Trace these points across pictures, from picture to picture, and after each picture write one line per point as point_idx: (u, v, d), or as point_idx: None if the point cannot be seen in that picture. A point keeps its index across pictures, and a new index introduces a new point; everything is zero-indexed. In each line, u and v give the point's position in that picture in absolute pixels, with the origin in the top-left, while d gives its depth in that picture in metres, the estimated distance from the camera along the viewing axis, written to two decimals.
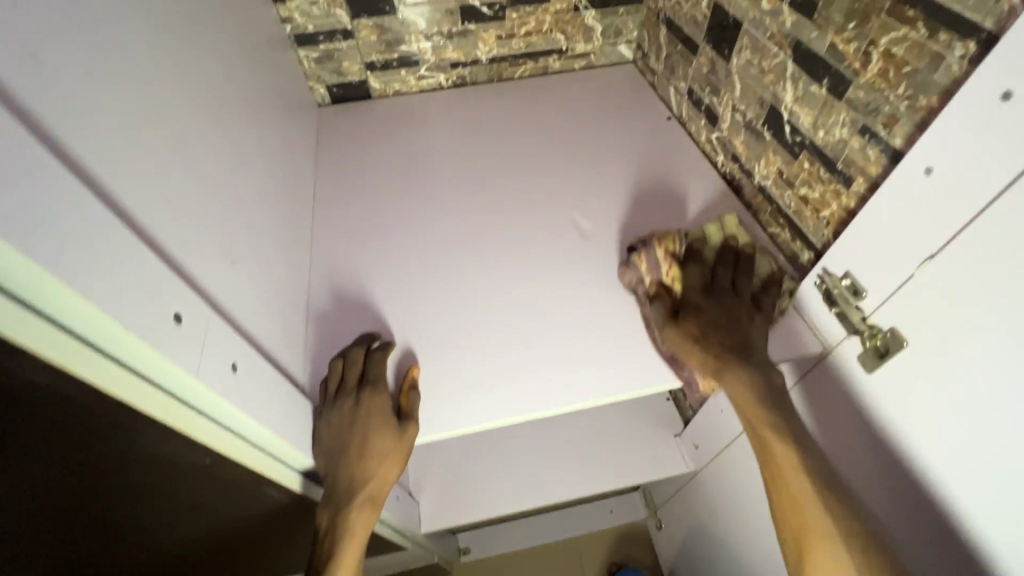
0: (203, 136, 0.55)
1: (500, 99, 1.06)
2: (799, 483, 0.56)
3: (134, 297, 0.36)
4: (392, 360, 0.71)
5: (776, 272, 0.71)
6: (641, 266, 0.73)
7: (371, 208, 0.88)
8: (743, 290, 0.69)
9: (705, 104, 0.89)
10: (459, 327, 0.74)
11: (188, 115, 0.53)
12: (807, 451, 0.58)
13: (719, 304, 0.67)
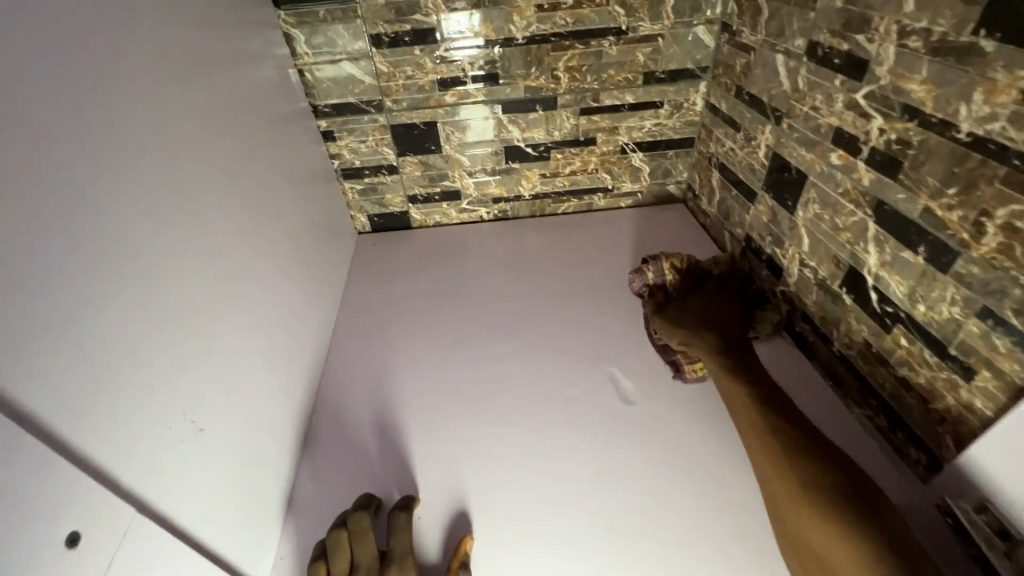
0: (217, 283, 0.50)
1: (541, 235, 1.02)
2: (777, 448, 0.55)
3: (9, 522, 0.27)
4: (428, 534, 0.58)
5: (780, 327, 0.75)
6: (647, 274, 0.81)
7: (391, 344, 0.80)
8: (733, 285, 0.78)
9: (766, 254, 0.80)
10: (468, 508, 0.60)
11: (207, 264, 0.49)
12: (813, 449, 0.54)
13: (709, 312, 0.72)
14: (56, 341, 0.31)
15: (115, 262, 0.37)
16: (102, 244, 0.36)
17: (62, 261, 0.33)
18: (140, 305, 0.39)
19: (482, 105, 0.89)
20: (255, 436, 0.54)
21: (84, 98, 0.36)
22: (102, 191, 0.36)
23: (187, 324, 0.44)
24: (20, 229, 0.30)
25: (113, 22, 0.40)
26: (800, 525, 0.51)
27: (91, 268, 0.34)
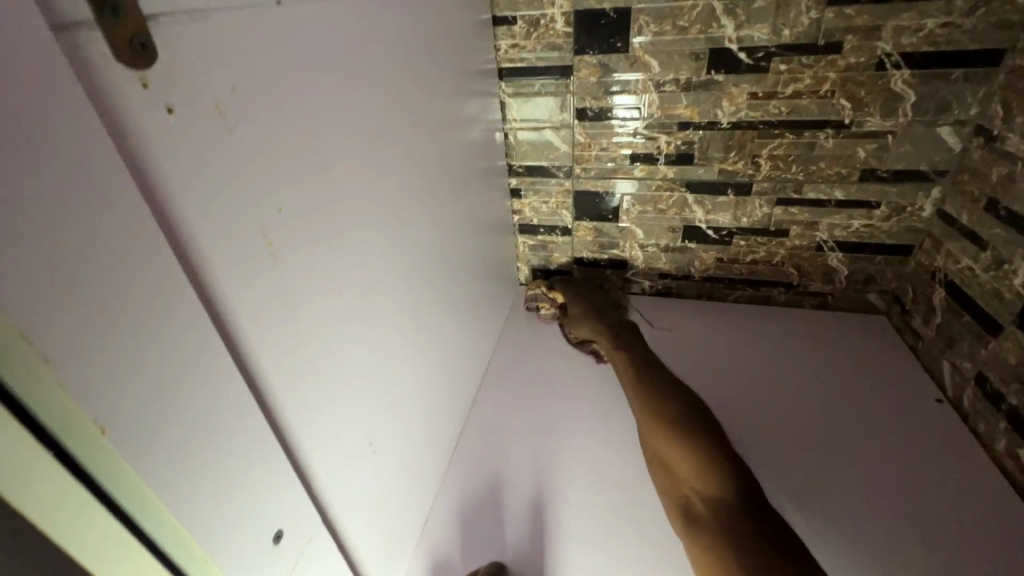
0: (402, 320, 0.55)
1: (706, 320, 0.95)
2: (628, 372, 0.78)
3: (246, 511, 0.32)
4: None
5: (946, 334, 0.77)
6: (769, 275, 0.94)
7: (535, 402, 0.80)
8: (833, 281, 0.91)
9: (1008, 405, 0.65)
10: None
11: (397, 303, 0.54)
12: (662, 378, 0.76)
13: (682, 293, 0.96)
14: (303, 354, 0.38)
15: (347, 292, 0.43)
16: (342, 278, 0.42)
17: (319, 286, 0.39)
18: (354, 329, 0.45)
19: (670, 182, 0.89)
20: (407, 464, 0.58)
21: (354, 156, 0.43)
22: (348, 234, 0.43)
23: (373, 357, 0.49)
24: (299, 263, 0.37)
25: (384, 97, 0.48)
26: (661, 446, 0.66)
27: (331, 298, 0.41)
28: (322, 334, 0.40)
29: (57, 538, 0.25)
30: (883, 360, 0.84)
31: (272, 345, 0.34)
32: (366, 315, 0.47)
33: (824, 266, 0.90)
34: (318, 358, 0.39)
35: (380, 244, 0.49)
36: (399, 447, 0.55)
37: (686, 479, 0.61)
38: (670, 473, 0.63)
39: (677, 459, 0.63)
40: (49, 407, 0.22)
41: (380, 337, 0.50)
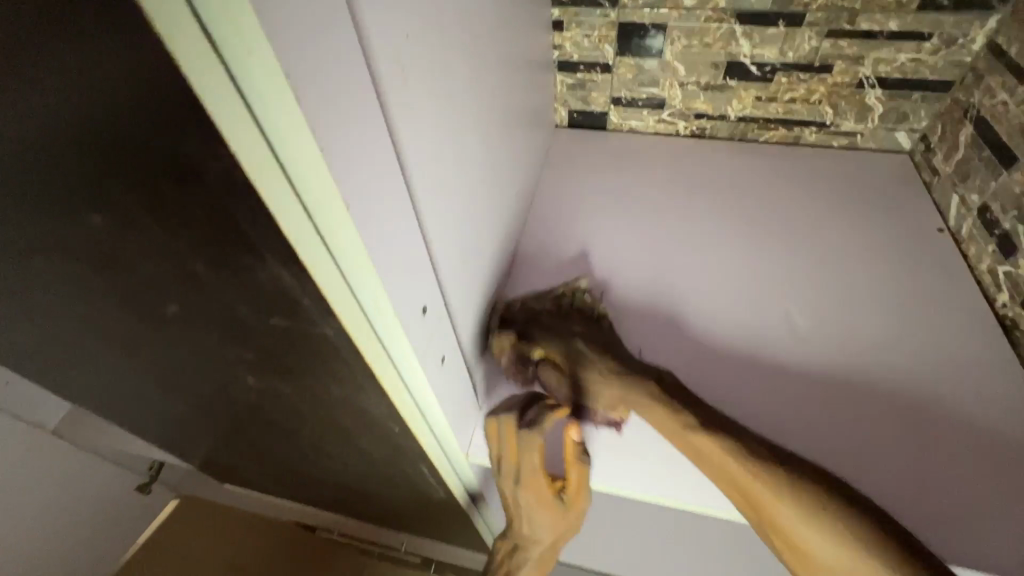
0: (477, 150, 0.61)
1: (735, 158, 1.00)
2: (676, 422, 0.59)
3: (408, 286, 0.42)
4: None
5: (962, 167, 0.82)
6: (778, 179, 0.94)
7: (575, 232, 0.89)
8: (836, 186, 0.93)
9: (1000, 230, 0.73)
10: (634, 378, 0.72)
11: (473, 131, 0.59)
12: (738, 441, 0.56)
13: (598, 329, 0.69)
14: (418, 166, 0.45)
15: (441, 116, 0.49)
16: (438, 102, 0.48)
17: (425, 108, 0.45)
18: (448, 151, 0.51)
19: (720, 12, 0.86)
20: (483, 275, 0.68)
21: None
22: (440, 60, 0.47)
23: (461, 179, 0.56)
24: (414, 83, 0.42)
25: None
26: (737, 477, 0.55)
27: (433, 119, 0.47)
28: (429, 152, 0.47)
29: (326, 294, 0.34)
30: (902, 192, 0.91)
31: (406, 157, 0.42)
32: (454, 141, 0.53)
33: (862, 102, 0.92)
34: (429, 177, 0.47)
35: (462, 73, 0.53)
36: (479, 261, 0.65)
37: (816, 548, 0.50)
38: (784, 539, 0.52)
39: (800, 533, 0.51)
40: (307, 175, 0.28)
41: (464, 163, 0.57)
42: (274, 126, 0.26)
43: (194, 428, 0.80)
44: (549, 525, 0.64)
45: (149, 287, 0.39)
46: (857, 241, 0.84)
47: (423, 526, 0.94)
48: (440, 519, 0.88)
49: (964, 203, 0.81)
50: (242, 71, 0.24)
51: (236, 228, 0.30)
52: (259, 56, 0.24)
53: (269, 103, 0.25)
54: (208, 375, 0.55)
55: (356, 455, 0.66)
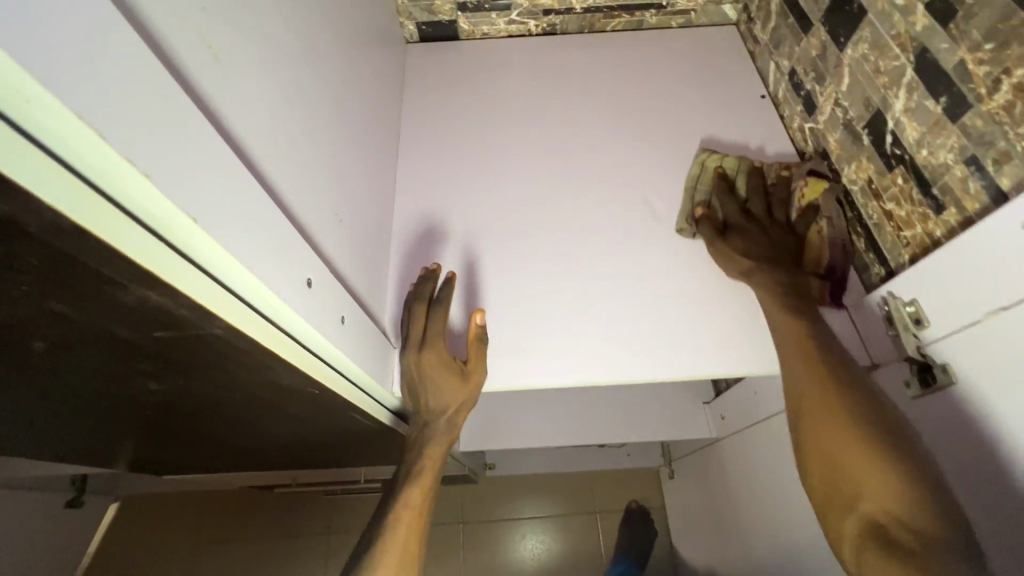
0: (321, 100, 0.59)
1: (587, 51, 1.02)
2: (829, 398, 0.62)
3: (285, 268, 0.43)
4: (496, 303, 0.77)
5: (776, 31, 0.92)
6: (629, 70, 0.99)
7: (450, 156, 0.90)
8: (678, 61, 1.00)
9: (805, 90, 0.85)
10: (526, 282, 0.79)
11: (309, 78, 0.56)
12: (864, 397, 0.61)
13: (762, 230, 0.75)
14: (261, 138, 0.44)
15: (267, 79, 0.47)
16: (258, 64, 0.45)
17: (245, 76, 0.43)
18: (287, 111, 0.50)
19: None
20: (365, 222, 0.69)
21: None
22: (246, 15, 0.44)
23: (311, 135, 0.55)
24: (224, 55, 0.40)
25: None
26: (843, 450, 0.59)
27: (259, 86, 0.45)
28: (266, 121, 0.45)
29: (201, 302, 0.35)
30: (733, 61, 1.00)
31: (245, 135, 0.42)
32: (292, 98, 0.51)
33: None
34: (277, 148, 0.46)
35: (277, 21, 0.50)
36: (356, 211, 0.65)
37: (863, 485, 0.57)
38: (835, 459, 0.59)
39: (837, 439, 0.59)
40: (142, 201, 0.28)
41: (310, 119, 0.55)
42: (83, 165, 0.25)
43: (108, 438, 0.78)
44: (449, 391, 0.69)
45: (5, 334, 0.37)
46: (700, 118, 0.92)
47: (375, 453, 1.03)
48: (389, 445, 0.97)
49: (778, 65, 0.92)
50: (29, 121, 0.23)
51: (82, 266, 0.29)
52: (40, 104, 0.23)
53: (70, 142, 0.24)
54: (105, 392, 0.54)
55: (288, 419, 0.70)
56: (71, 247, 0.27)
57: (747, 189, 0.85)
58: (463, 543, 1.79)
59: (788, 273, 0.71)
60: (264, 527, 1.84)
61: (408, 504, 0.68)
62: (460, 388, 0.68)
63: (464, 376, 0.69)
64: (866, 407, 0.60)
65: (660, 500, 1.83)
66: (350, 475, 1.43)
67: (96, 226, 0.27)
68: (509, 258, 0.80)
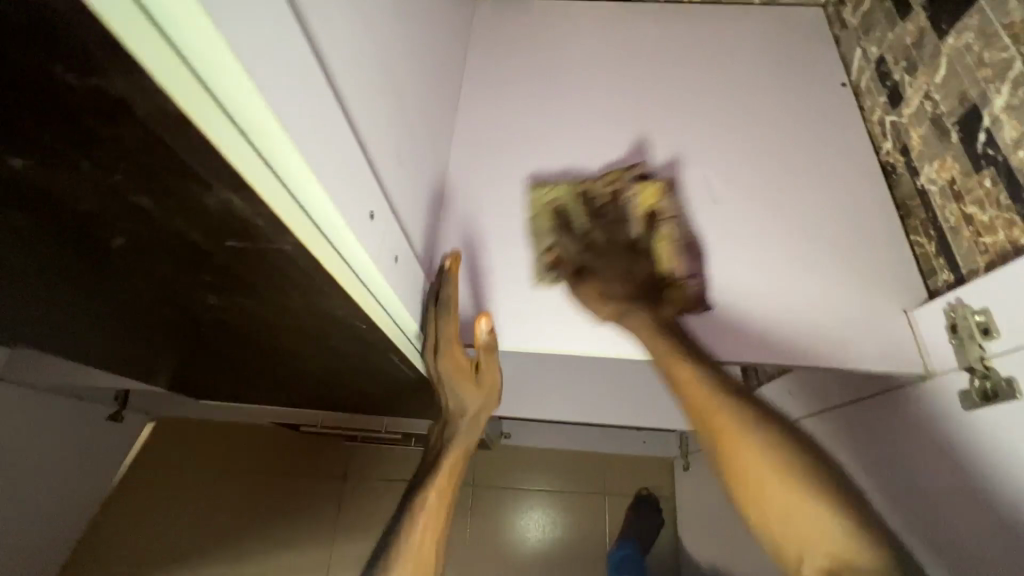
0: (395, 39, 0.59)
1: (660, 21, 0.99)
2: (715, 415, 0.66)
3: (353, 196, 0.43)
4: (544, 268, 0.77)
5: (868, 15, 0.86)
6: (703, 44, 0.95)
7: (509, 116, 0.90)
8: (756, 40, 0.95)
9: (893, 80, 0.80)
10: None
11: (387, 13, 0.56)
12: (740, 410, 0.65)
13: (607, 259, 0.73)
14: (341, 64, 0.44)
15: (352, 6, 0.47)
16: None
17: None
18: (365, 42, 0.50)
19: None
20: (422, 171, 0.69)
21: None
22: None
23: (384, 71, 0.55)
24: None
25: None
26: (753, 465, 0.62)
27: (344, 12, 0.45)
28: (347, 48, 0.46)
29: (280, 216, 0.36)
30: (816, 44, 0.95)
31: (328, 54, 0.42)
32: (372, 31, 0.51)
33: None
34: (355, 77, 0.47)
35: None
36: (416, 157, 0.65)
37: (811, 537, 0.56)
38: (753, 490, 0.62)
39: (767, 475, 0.61)
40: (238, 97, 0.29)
41: (385, 58, 0.55)
42: (196, 54, 0.26)
43: (159, 353, 0.82)
44: (472, 399, 0.75)
45: (92, 224, 0.39)
46: (772, 100, 0.88)
47: (401, 402, 1.06)
48: (416, 397, 0.99)
49: (866, 52, 0.87)
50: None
51: (177, 159, 0.30)
52: None
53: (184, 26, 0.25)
54: (167, 302, 0.57)
55: (329, 354, 0.72)
56: (171, 135, 0.28)
57: (813, 178, 0.81)
58: (470, 505, 1.83)
59: (648, 307, 0.71)
60: (285, 462, 1.93)
61: (438, 485, 0.77)
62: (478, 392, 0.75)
63: (479, 380, 0.75)
64: (756, 424, 0.64)
65: (671, 491, 1.83)
66: (372, 424, 1.47)
67: (201, 118, 0.28)
68: None
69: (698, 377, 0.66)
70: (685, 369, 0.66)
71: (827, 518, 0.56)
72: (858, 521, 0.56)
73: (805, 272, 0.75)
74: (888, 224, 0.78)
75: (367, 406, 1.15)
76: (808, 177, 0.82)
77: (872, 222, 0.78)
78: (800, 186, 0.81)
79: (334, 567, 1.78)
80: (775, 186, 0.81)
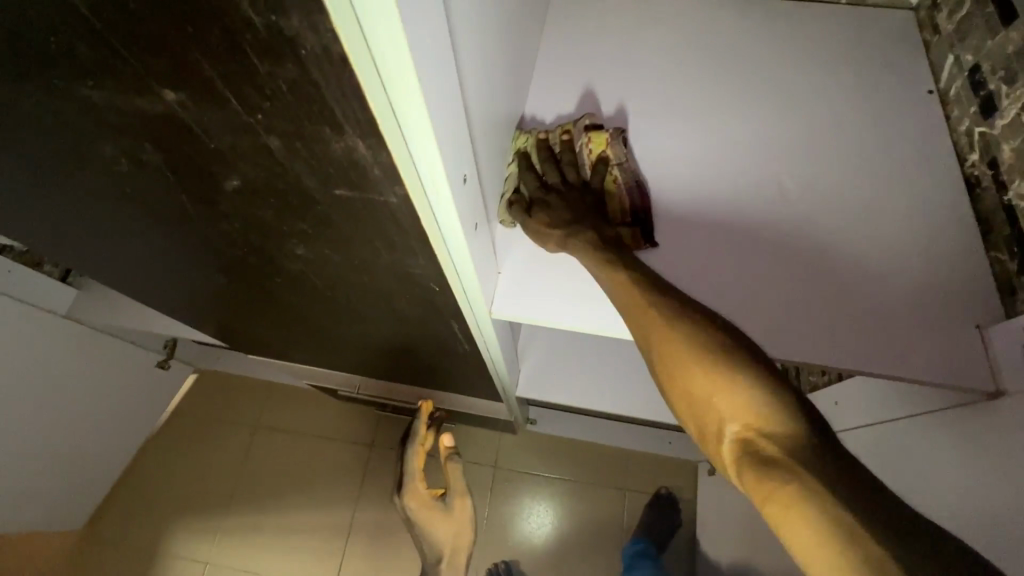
0: None
1: (741, 14, 0.97)
2: (653, 320, 0.53)
3: (455, 157, 0.45)
4: None
5: (966, 21, 0.83)
6: (784, 40, 0.93)
7: None
8: (840, 40, 0.93)
9: (987, 89, 0.77)
10: None
11: None
12: (704, 334, 0.49)
13: (561, 195, 0.70)
14: None
15: None
16: None
17: None
18: None
19: None
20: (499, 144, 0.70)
21: None
22: None
23: None
24: None
25: None
26: (703, 387, 0.46)
27: None
28: None
29: (395, 162, 0.37)
30: (904, 48, 0.92)
31: None
32: None
33: None
34: None
35: None
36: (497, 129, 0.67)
37: (720, 409, 0.45)
38: (691, 405, 0.48)
39: (731, 402, 0.44)
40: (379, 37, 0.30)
41: None
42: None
43: (228, 300, 0.86)
44: None
45: (213, 160, 0.42)
46: (853, 102, 0.86)
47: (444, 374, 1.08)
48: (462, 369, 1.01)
49: (959, 59, 0.83)
50: None
51: (321, 100, 0.32)
52: None
53: None
54: (255, 248, 0.59)
55: (391, 316, 0.74)
56: (325, 74, 0.30)
57: (891, 184, 0.79)
58: (490, 485, 1.86)
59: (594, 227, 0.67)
60: (315, 424, 2.00)
61: None
62: None
63: None
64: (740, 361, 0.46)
65: (692, 494, 1.82)
66: (406, 395, 1.51)
67: (355, 58, 0.29)
68: None
69: (665, 309, 0.53)
70: (618, 274, 0.60)
71: (790, 421, 0.41)
72: (787, 400, 0.44)
73: (874, 279, 0.74)
74: (967, 238, 0.75)
75: (409, 375, 1.18)
76: (885, 184, 0.80)
77: (950, 235, 0.76)
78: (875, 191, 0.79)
79: (354, 530, 1.84)
80: (850, 190, 0.79)
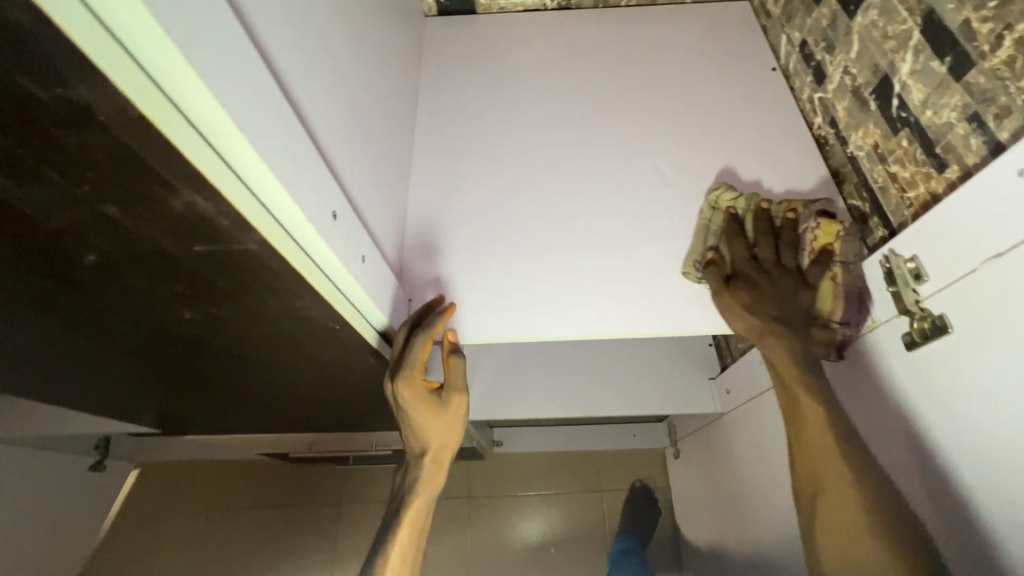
0: (346, 53, 0.62)
1: (600, 25, 1.05)
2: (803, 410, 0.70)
3: (314, 196, 0.46)
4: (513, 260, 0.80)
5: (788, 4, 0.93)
6: (641, 43, 1.01)
7: (466, 123, 0.93)
8: (690, 35, 1.02)
9: (816, 60, 0.86)
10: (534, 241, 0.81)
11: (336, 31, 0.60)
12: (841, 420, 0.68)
13: (777, 289, 0.72)
14: (295, 75, 0.47)
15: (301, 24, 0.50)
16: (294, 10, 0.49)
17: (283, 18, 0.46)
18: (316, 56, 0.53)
19: None
20: (384, 177, 0.72)
21: None
22: None
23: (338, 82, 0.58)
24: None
25: None
26: (828, 459, 0.67)
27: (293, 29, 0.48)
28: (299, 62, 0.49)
29: (240, 210, 0.38)
30: (746, 35, 1.02)
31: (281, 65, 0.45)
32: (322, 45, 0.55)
33: None
34: (308, 88, 0.50)
35: None
36: (377, 164, 0.68)
37: (844, 509, 0.65)
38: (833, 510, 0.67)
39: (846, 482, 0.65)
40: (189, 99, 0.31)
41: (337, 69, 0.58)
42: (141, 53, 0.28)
43: (138, 381, 0.82)
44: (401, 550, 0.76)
45: (61, 239, 0.41)
46: (711, 88, 0.94)
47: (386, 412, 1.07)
48: None
49: (790, 38, 0.93)
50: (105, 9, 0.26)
51: (139, 162, 0.32)
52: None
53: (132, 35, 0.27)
54: (143, 320, 0.58)
55: (308, 364, 0.74)
56: (132, 136, 0.30)
57: (755, 156, 0.87)
58: (467, 518, 1.82)
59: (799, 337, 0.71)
60: (276, 494, 1.90)
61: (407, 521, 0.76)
62: (441, 414, 0.73)
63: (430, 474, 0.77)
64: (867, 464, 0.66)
65: (664, 482, 1.85)
66: (361, 443, 1.47)
67: (156, 116, 0.30)
68: (518, 219, 0.83)
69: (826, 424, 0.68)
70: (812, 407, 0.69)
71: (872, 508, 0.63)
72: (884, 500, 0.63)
73: None
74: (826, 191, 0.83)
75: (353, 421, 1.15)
76: (750, 156, 0.87)
77: (812, 191, 0.84)
78: (743, 164, 0.86)
79: None
80: (720, 167, 0.86)
